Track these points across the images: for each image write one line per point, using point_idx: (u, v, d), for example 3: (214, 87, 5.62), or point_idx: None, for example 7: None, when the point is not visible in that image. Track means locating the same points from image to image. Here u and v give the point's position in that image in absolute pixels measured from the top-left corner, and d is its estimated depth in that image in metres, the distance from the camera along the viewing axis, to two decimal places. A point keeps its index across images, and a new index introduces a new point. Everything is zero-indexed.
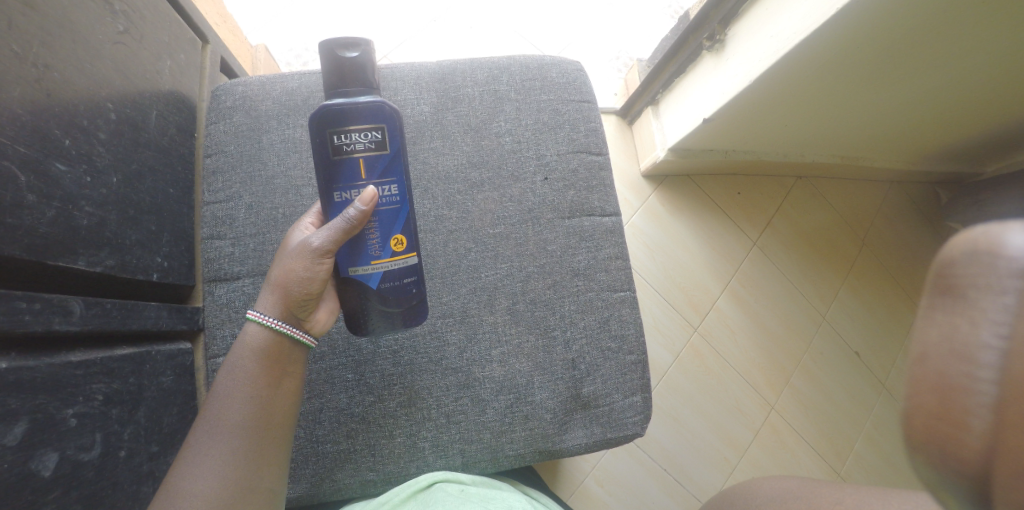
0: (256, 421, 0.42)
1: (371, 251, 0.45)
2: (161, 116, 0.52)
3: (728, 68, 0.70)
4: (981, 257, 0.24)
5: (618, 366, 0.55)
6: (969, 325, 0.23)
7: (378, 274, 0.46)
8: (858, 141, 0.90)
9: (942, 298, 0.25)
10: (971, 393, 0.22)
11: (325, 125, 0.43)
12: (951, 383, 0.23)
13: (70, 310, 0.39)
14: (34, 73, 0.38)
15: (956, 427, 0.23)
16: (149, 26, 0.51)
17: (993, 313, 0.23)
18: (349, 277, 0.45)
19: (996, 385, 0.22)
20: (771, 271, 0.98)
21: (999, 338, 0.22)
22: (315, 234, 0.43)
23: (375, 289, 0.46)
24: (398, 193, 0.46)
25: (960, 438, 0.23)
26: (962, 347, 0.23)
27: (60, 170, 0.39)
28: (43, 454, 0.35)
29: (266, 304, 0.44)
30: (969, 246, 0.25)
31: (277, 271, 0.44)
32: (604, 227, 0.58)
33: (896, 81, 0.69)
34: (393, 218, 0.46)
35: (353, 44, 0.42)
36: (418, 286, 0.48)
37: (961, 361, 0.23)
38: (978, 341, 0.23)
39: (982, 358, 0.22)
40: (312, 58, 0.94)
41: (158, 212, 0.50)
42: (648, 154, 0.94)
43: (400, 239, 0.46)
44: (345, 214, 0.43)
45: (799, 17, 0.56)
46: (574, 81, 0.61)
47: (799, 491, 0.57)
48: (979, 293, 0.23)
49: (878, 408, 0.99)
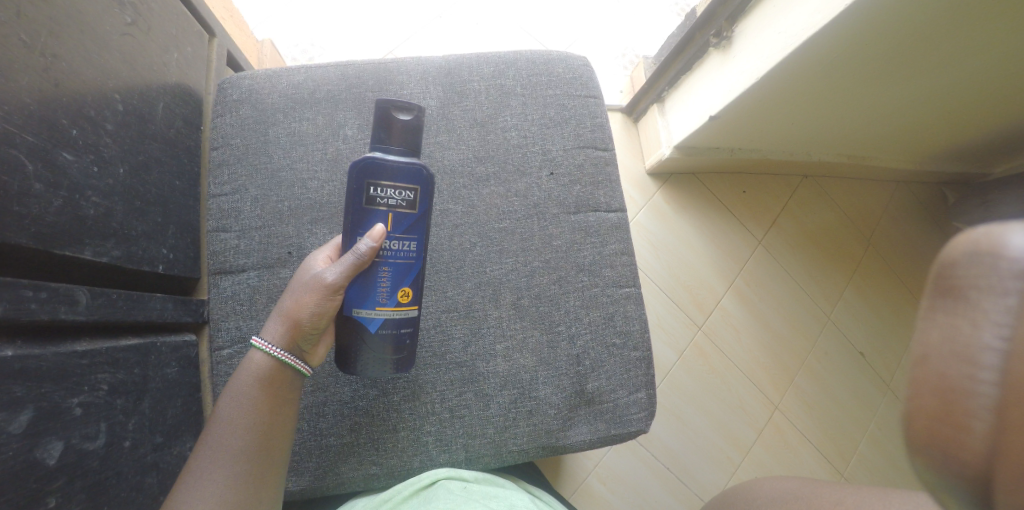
0: (261, 436, 0.42)
1: (378, 298, 0.45)
2: (168, 108, 0.52)
3: (735, 65, 0.70)
4: (982, 258, 0.23)
5: (623, 363, 0.55)
6: (970, 327, 0.22)
7: (377, 320, 0.45)
8: (865, 140, 0.89)
9: (943, 298, 0.24)
10: (971, 395, 0.22)
11: (363, 174, 0.43)
12: (952, 385, 0.22)
13: (76, 300, 0.39)
14: (43, 63, 0.38)
15: (958, 429, 0.22)
16: (155, 18, 0.51)
17: (994, 314, 0.22)
18: (350, 316, 0.45)
19: (998, 387, 0.21)
20: (776, 270, 0.98)
21: (1001, 339, 0.22)
22: (330, 269, 0.43)
23: (370, 334, 0.45)
24: (416, 251, 0.46)
25: (962, 441, 0.22)
26: (963, 350, 0.22)
27: (67, 159, 0.39)
28: (49, 442, 0.35)
29: (274, 333, 0.44)
30: (970, 247, 0.23)
31: (289, 304, 0.44)
32: (609, 223, 0.57)
33: (907, 78, 0.68)
34: (405, 271, 0.46)
35: (408, 107, 0.43)
36: (413, 337, 0.48)
37: (964, 363, 0.22)
38: (980, 342, 0.22)
39: (984, 360, 0.22)
40: (318, 54, 0.94)
41: (164, 204, 0.50)
42: (653, 152, 0.93)
43: (407, 291, 0.46)
44: (356, 250, 0.43)
45: (807, 13, 0.56)
46: (581, 76, 0.61)
47: (801, 492, 0.57)
48: (979, 294, 0.22)
49: (882, 409, 0.99)
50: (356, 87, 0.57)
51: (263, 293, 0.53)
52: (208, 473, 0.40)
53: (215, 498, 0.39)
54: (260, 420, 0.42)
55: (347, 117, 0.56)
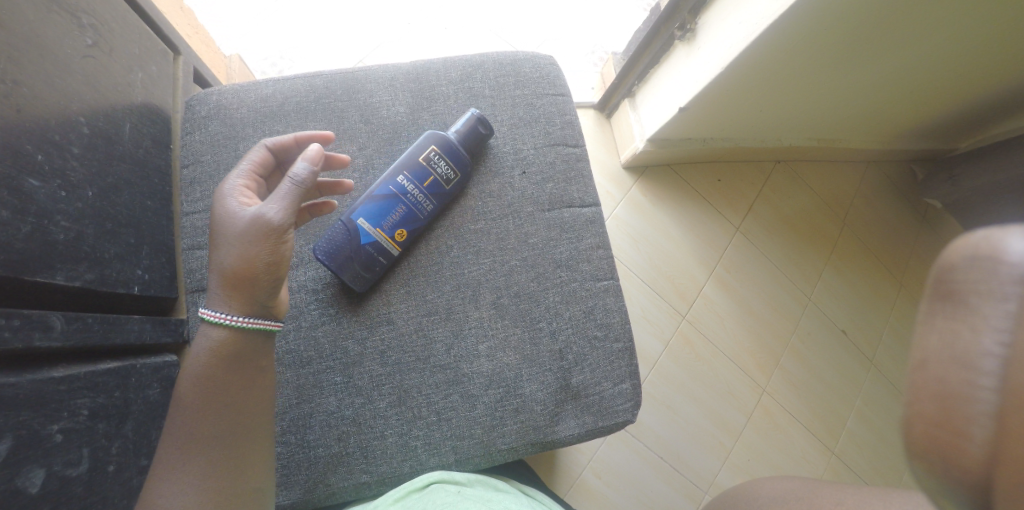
0: (231, 428, 0.43)
1: (386, 220, 0.52)
2: (135, 128, 0.52)
3: (700, 56, 0.71)
4: (980, 262, 0.22)
5: (606, 355, 0.55)
6: (970, 332, 0.21)
7: (370, 236, 0.52)
8: (834, 123, 0.92)
9: (942, 303, 0.23)
10: (972, 401, 0.21)
11: None
12: (952, 390, 0.21)
13: (50, 325, 0.39)
14: (4, 90, 0.38)
15: (957, 435, 0.21)
16: (118, 38, 0.51)
17: (994, 319, 0.21)
18: (351, 221, 0.52)
19: (998, 393, 0.20)
20: (754, 255, 1.00)
21: (1001, 346, 0.21)
22: (278, 207, 0.44)
23: (355, 241, 0.51)
24: (429, 212, 0.54)
25: (961, 448, 0.21)
26: (964, 355, 0.21)
27: (33, 185, 0.39)
28: (29, 471, 0.35)
29: (230, 298, 0.44)
30: (969, 251, 0.23)
31: (233, 257, 0.43)
32: (584, 217, 0.58)
33: (867, 60, 0.69)
34: (410, 220, 0.53)
35: None
36: (379, 271, 0.53)
37: (964, 369, 0.21)
38: (980, 348, 0.21)
39: (983, 365, 0.21)
40: (288, 66, 0.94)
41: (136, 224, 0.50)
42: (627, 145, 0.95)
43: (402, 234, 0.53)
44: (293, 177, 0.45)
45: (764, 3, 0.58)
46: (548, 75, 0.62)
47: (801, 491, 0.58)
48: (979, 299, 0.22)
49: (866, 385, 1.01)
50: (325, 97, 0.57)
51: None
52: (184, 473, 0.41)
53: (191, 491, 0.40)
54: (225, 412, 0.43)
55: (317, 128, 0.56)
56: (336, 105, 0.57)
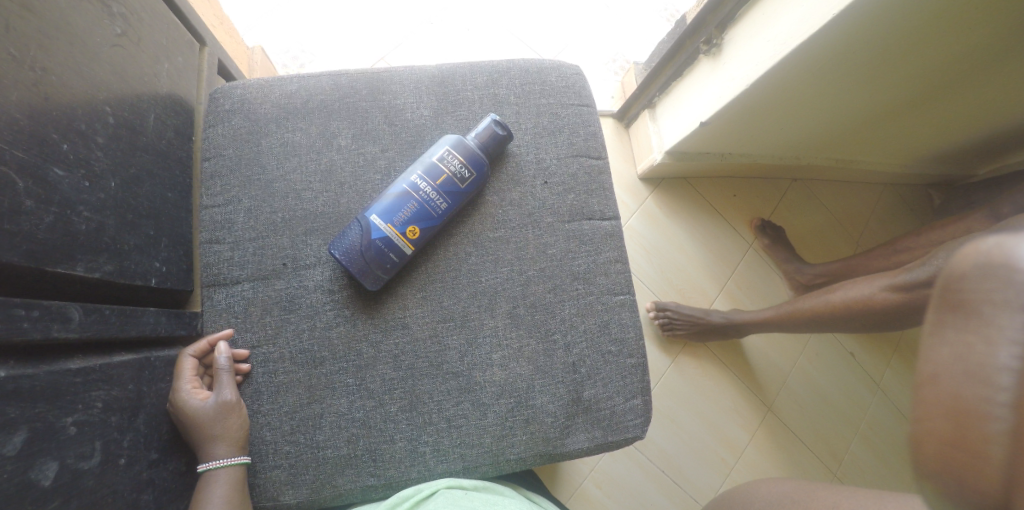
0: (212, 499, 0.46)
1: (396, 215, 0.51)
2: (159, 119, 0.51)
3: (724, 72, 0.70)
4: (993, 275, 0.29)
5: (618, 370, 0.55)
6: (985, 346, 0.28)
7: (380, 231, 0.50)
8: (853, 143, 0.91)
9: (957, 319, 0.30)
10: (988, 416, 0.27)
11: None
12: (971, 406, 0.28)
13: (68, 317, 0.39)
14: (32, 77, 0.38)
15: (975, 450, 0.27)
16: (147, 29, 0.51)
17: (1006, 336, 0.28)
18: (365, 216, 0.51)
19: (1009, 409, 0.27)
20: (766, 272, 0.99)
21: (1013, 360, 0.27)
22: (227, 389, 0.49)
23: (366, 237, 0.50)
24: (443, 211, 0.53)
25: (979, 462, 0.27)
26: (978, 371, 0.28)
27: (57, 174, 0.39)
28: (43, 463, 0.36)
29: (223, 445, 0.47)
30: (981, 264, 0.29)
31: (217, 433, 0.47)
32: (604, 231, 0.58)
33: (888, 84, 0.69)
34: (425, 218, 0.52)
35: None
36: (388, 270, 0.51)
37: (981, 384, 0.28)
38: (996, 364, 0.27)
39: (1000, 381, 0.27)
40: (309, 61, 0.94)
41: (157, 216, 0.50)
42: (644, 156, 0.95)
43: (414, 230, 0.51)
44: (223, 363, 0.49)
45: (794, 22, 0.57)
46: (573, 85, 0.61)
47: (797, 495, 0.59)
48: (992, 313, 0.28)
49: (873, 409, 1.00)
50: (350, 97, 0.57)
51: (259, 305, 0.52)
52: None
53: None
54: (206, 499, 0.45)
55: (340, 126, 0.56)
56: (361, 105, 0.57)
